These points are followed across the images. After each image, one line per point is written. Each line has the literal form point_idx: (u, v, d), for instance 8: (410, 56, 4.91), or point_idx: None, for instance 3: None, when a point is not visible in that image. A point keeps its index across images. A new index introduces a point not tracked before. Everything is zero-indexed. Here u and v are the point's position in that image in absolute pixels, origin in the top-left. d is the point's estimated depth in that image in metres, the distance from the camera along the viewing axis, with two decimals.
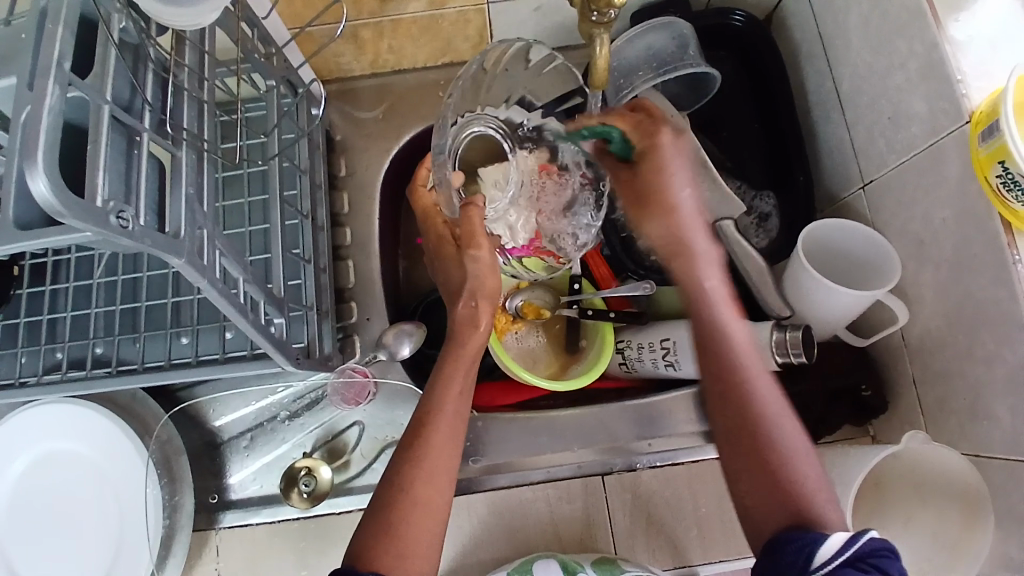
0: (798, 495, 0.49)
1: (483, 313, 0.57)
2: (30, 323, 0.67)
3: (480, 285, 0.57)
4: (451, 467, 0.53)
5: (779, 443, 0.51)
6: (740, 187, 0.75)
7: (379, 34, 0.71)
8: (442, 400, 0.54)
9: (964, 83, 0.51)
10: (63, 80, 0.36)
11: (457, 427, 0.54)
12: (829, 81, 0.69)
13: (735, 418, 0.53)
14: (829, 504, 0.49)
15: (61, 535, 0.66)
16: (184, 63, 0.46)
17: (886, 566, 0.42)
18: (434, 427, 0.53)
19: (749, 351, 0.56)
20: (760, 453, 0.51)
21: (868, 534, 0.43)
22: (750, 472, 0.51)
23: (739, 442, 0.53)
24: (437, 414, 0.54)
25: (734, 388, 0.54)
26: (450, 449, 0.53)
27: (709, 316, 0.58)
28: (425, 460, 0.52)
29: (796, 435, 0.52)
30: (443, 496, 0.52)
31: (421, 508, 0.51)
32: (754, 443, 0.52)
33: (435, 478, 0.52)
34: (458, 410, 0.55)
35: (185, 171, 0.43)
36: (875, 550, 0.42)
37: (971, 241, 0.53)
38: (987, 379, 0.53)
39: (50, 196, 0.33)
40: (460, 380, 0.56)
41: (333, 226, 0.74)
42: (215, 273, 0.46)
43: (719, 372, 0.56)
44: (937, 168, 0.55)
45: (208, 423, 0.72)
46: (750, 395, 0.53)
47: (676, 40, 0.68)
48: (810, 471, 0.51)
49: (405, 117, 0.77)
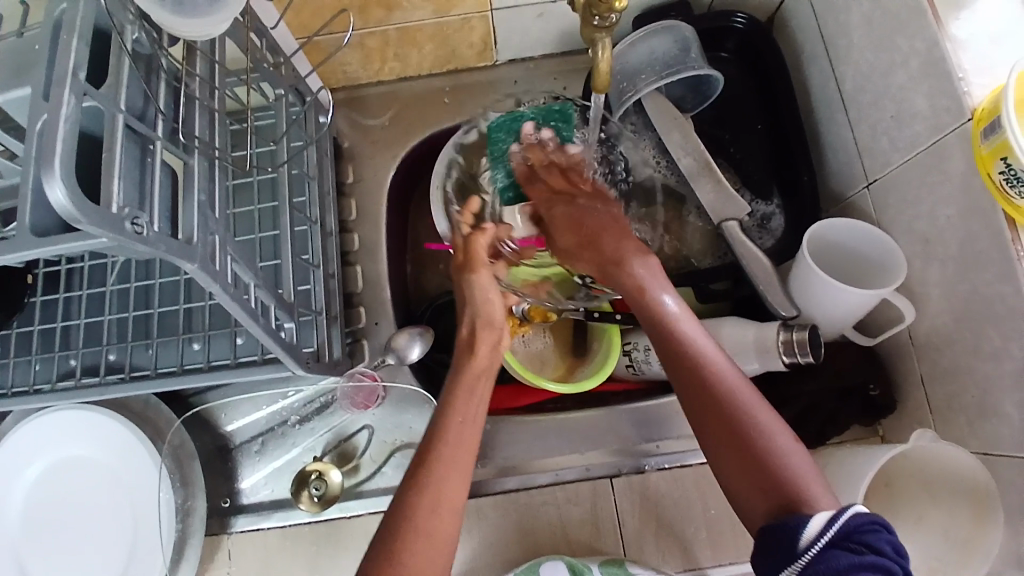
0: (782, 478, 0.47)
1: (489, 338, 0.59)
2: (45, 331, 0.68)
3: (485, 311, 0.60)
4: (462, 492, 0.51)
5: (754, 426, 0.49)
6: (743, 187, 0.76)
7: (386, 43, 0.73)
8: (451, 426, 0.53)
9: (966, 80, 0.52)
10: (78, 89, 0.37)
11: (461, 452, 0.53)
12: (832, 81, 0.69)
13: (704, 410, 0.51)
14: (814, 481, 0.47)
15: (77, 540, 0.67)
16: (196, 73, 0.47)
17: (874, 541, 0.40)
18: (439, 453, 0.52)
19: (717, 360, 0.52)
20: (739, 441, 0.49)
21: (847, 509, 0.42)
22: (729, 464, 0.49)
23: (715, 432, 0.50)
24: (445, 440, 0.53)
25: (696, 381, 0.52)
26: (461, 473, 0.52)
27: (665, 339, 0.55)
28: (434, 484, 0.51)
29: (770, 415, 0.50)
30: (452, 526, 0.50)
31: (427, 533, 0.49)
32: (728, 431, 0.50)
33: (445, 504, 0.50)
34: (461, 435, 0.53)
35: (198, 178, 0.44)
36: (860, 526, 0.41)
37: (976, 237, 0.53)
38: (995, 375, 0.53)
39: (67, 203, 0.34)
40: (469, 405, 0.55)
41: (341, 232, 0.75)
42: (226, 278, 0.47)
43: (678, 370, 0.53)
44: (941, 166, 0.55)
45: (220, 428, 0.73)
46: (715, 383, 0.51)
47: (679, 43, 0.69)
48: (789, 448, 0.49)
49: (413, 123, 0.78)
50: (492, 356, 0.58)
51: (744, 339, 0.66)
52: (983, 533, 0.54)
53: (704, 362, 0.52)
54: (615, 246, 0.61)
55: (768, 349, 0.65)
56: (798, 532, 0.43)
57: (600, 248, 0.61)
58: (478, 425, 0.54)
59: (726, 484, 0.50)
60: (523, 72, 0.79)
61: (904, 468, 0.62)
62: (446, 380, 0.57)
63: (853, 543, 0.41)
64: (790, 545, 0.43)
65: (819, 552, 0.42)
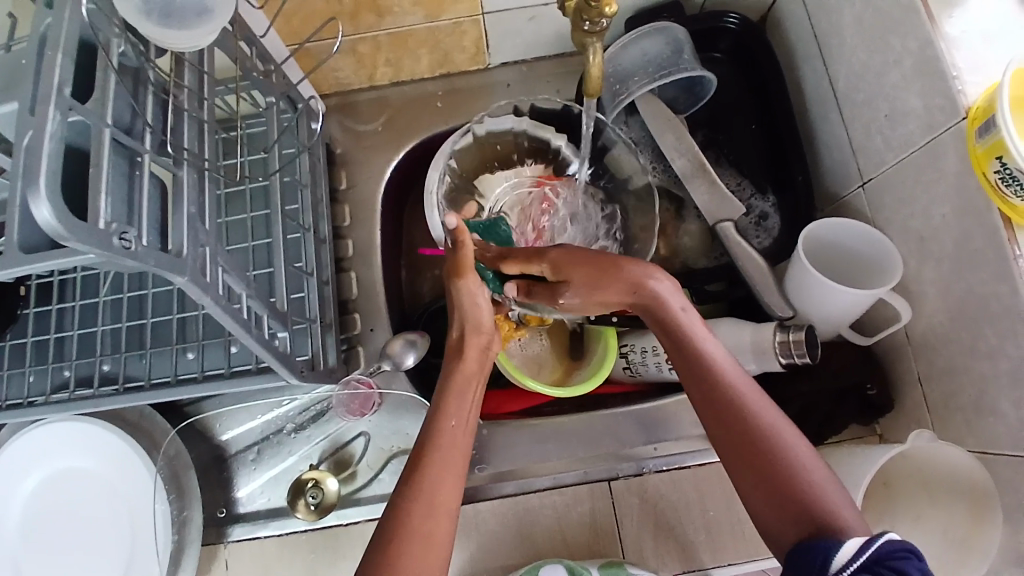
0: (812, 503, 0.47)
1: (472, 344, 0.59)
2: (38, 343, 0.67)
3: (473, 318, 0.59)
4: (456, 494, 0.52)
5: (780, 450, 0.49)
6: (740, 185, 0.76)
7: (377, 48, 0.72)
8: (444, 428, 0.54)
9: (960, 78, 0.51)
10: (63, 106, 0.37)
11: (453, 453, 0.53)
12: (826, 80, 0.69)
13: (731, 436, 0.51)
14: (846, 507, 0.46)
15: (73, 552, 0.67)
16: (184, 84, 0.46)
17: (903, 567, 0.40)
18: (432, 455, 0.53)
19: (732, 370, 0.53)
20: (766, 467, 0.49)
21: (882, 537, 0.41)
22: (756, 489, 0.49)
23: (743, 457, 0.50)
24: (437, 440, 0.53)
25: (723, 407, 0.51)
26: (454, 474, 0.52)
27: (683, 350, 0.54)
28: (427, 484, 0.51)
29: (798, 438, 0.50)
30: (446, 529, 0.50)
31: (421, 534, 0.49)
32: (755, 456, 0.49)
33: (439, 506, 0.50)
34: (454, 438, 0.54)
35: (187, 191, 0.44)
36: (892, 553, 0.40)
37: (971, 236, 0.52)
38: (992, 374, 0.53)
39: (53, 221, 0.34)
40: (459, 405, 0.56)
41: (334, 239, 0.75)
42: (218, 290, 0.46)
43: (706, 397, 0.52)
44: (935, 165, 0.55)
45: (216, 437, 0.72)
46: (742, 408, 0.51)
47: (672, 45, 0.69)
48: (819, 474, 0.48)
49: (406, 128, 0.77)
50: (480, 358, 0.60)
51: (741, 341, 0.66)
52: (981, 532, 0.54)
53: (730, 386, 0.52)
54: (637, 270, 0.56)
55: (764, 350, 0.65)
56: (829, 555, 0.43)
57: (620, 275, 0.56)
58: (468, 428, 0.56)
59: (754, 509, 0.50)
60: (516, 74, 0.78)
61: (902, 468, 0.63)
62: (438, 385, 0.58)
63: (887, 568, 0.40)
64: (819, 566, 0.43)
65: (851, 575, 0.41)
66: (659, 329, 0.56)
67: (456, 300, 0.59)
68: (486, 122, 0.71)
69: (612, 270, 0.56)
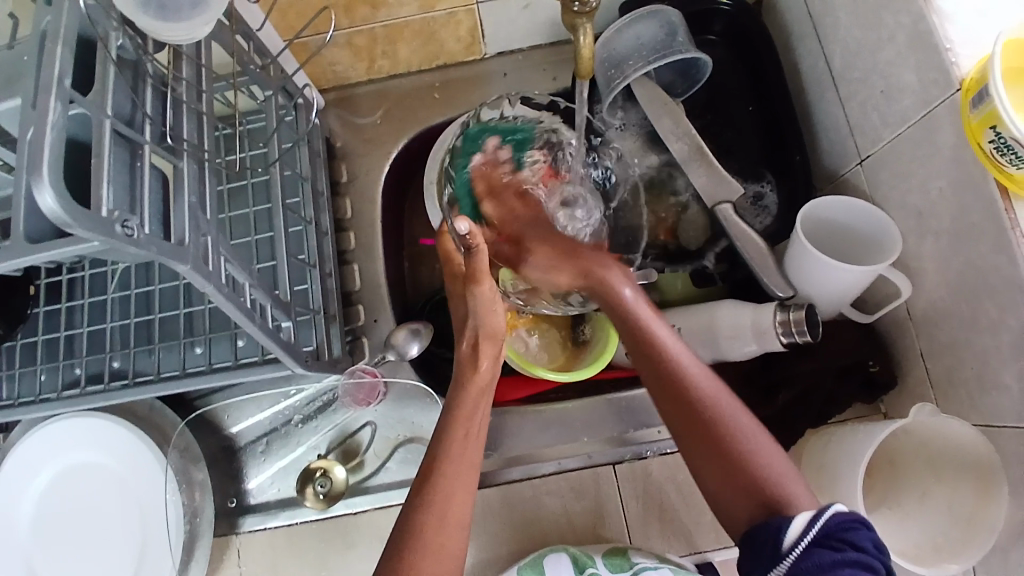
0: (761, 479, 0.50)
1: (486, 353, 0.58)
2: (49, 340, 0.69)
3: (485, 323, 0.58)
4: (466, 508, 0.53)
5: (730, 428, 0.53)
6: (739, 168, 0.76)
7: (373, 40, 0.73)
8: (454, 442, 0.55)
9: (953, 51, 0.51)
10: (65, 97, 0.38)
11: (465, 469, 0.54)
12: (822, 60, 0.69)
13: (682, 416, 0.54)
14: (792, 480, 0.50)
15: (88, 545, 0.68)
16: (183, 77, 0.47)
17: (856, 540, 0.43)
18: (442, 469, 0.53)
19: (681, 355, 0.56)
20: (721, 447, 0.52)
21: (830, 510, 0.45)
22: (711, 469, 0.52)
23: (698, 443, 0.53)
24: (450, 455, 0.54)
25: (676, 388, 0.55)
26: (465, 486, 0.53)
27: (632, 331, 0.58)
28: (437, 502, 0.52)
29: (744, 418, 0.53)
30: (458, 540, 0.52)
31: (435, 548, 0.50)
32: (705, 431, 0.53)
33: (449, 520, 0.52)
34: (466, 452, 0.54)
35: (188, 181, 0.45)
36: (841, 525, 0.44)
37: (969, 208, 0.52)
38: (994, 345, 0.53)
39: (56, 208, 0.35)
40: (473, 416, 0.56)
41: (336, 232, 0.76)
42: (221, 279, 0.47)
43: (661, 382, 0.56)
44: (931, 138, 0.55)
45: (225, 430, 0.73)
46: (692, 390, 0.54)
47: (665, 28, 0.69)
48: (766, 447, 0.52)
49: (405, 119, 0.78)
50: (492, 368, 0.58)
51: (741, 322, 0.66)
52: (985, 506, 0.53)
53: (682, 367, 0.55)
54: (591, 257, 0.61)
55: (765, 331, 0.65)
56: (781, 534, 0.46)
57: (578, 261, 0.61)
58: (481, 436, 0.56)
59: (708, 486, 0.53)
60: (512, 64, 0.79)
61: (907, 447, 0.63)
62: (448, 398, 0.58)
63: (835, 539, 0.44)
64: (774, 546, 0.46)
65: (802, 552, 0.44)
66: (614, 313, 0.60)
67: (470, 308, 0.57)
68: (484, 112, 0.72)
69: (571, 252, 0.62)
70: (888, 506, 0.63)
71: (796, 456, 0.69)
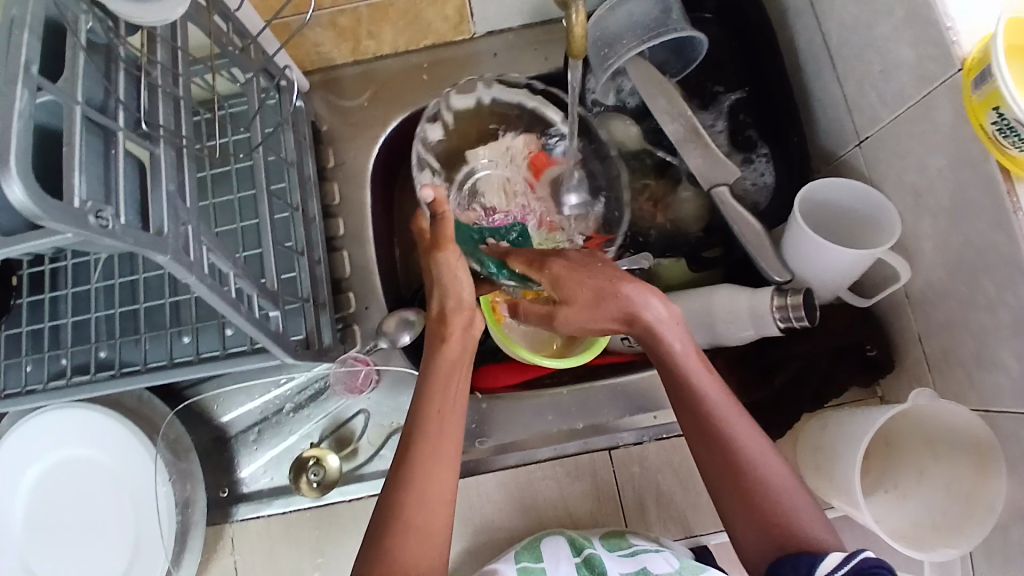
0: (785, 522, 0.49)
1: (454, 330, 0.56)
2: (34, 332, 0.68)
3: (448, 291, 0.56)
4: (449, 483, 0.53)
5: (758, 473, 0.51)
6: (734, 149, 0.74)
7: (358, 21, 0.74)
8: (431, 421, 0.54)
9: (952, 30, 0.49)
10: (32, 84, 0.36)
11: (443, 446, 0.53)
12: (818, 36, 0.67)
13: (716, 461, 0.52)
14: (816, 522, 0.49)
15: (81, 537, 0.67)
16: (157, 60, 0.45)
17: None
18: (418, 448, 0.53)
19: (719, 400, 0.53)
20: (749, 493, 0.51)
21: (864, 552, 0.44)
22: (738, 510, 0.51)
23: (730, 491, 0.52)
24: (429, 434, 0.53)
25: (708, 431, 0.53)
26: (445, 464, 0.53)
27: (671, 378, 0.54)
28: (419, 483, 0.51)
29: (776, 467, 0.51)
30: (443, 519, 0.52)
31: (421, 529, 0.51)
32: (737, 480, 0.51)
33: (431, 498, 0.51)
34: (441, 430, 0.54)
35: (165, 168, 0.43)
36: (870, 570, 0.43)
37: (968, 188, 0.51)
38: (991, 325, 0.52)
39: (25, 199, 0.33)
40: (449, 392, 0.55)
41: (325, 218, 0.74)
42: (203, 269, 0.46)
43: (691, 422, 0.54)
44: (930, 117, 0.54)
45: (216, 420, 0.73)
46: (726, 436, 0.52)
47: (658, 5, 0.67)
48: (791, 490, 0.51)
49: (391, 101, 0.76)
50: (464, 340, 0.57)
51: (737, 307, 0.65)
52: (983, 487, 0.53)
53: (716, 411, 0.53)
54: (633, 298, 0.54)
55: (761, 315, 0.64)
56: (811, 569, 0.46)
57: (610, 306, 0.54)
58: (460, 412, 0.55)
59: (729, 521, 0.52)
60: (502, 43, 0.76)
61: (905, 429, 0.63)
62: (421, 375, 0.56)
63: None
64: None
65: None
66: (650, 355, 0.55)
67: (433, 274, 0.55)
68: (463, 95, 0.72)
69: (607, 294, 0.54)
70: (886, 488, 0.63)
71: (791, 441, 0.70)
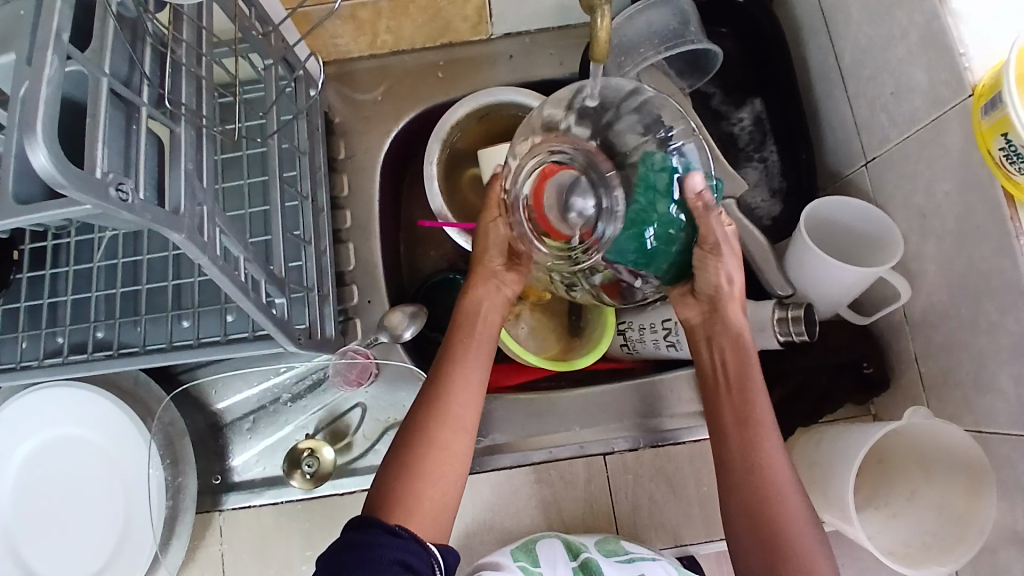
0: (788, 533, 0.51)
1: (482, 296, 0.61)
2: (31, 307, 0.67)
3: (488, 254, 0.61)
4: (457, 464, 0.55)
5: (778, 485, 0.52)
6: (743, 164, 0.76)
7: (377, 14, 0.73)
8: (451, 395, 0.57)
9: (966, 55, 0.51)
10: (62, 52, 0.36)
11: (461, 421, 0.56)
12: (831, 57, 0.68)
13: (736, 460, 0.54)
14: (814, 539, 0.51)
15: (67, 517, 0.66)
16: (183, 38, 0.45)
17: None
18: (439, 421, 0.56)
19: (767, 412, 0.55)
20: (765, 497, 0.52)
21: None
22: (746, 511, 0.52)
23: (741, 493, 0.53)
24: (447, 408, 0.56)
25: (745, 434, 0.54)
26: (461, 442, 0.56)
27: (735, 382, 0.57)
28: (433, 455, 0.55)
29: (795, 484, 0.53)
30: (453, 492, 0.55)
31: (430, 498, 0.54)
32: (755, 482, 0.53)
33: (443, 473, 0.54)
34: (462, 405, 0.57)
35: (185, 147, 0.43)
36: None
37: (973, 210, 0.52)
38: (990, 348, 0.53)
39: (49, 167, 0.33)
40: (469, 366, 0.58)
41: (332, 209, 0.74)
42: (216, 250, 0.45)
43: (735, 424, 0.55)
44: (939, 140, 0.55)
45: (211, 406, 0.72)
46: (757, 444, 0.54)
47: (678, 16, 0.68)
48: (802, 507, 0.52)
49: (404, 96, 0.77)
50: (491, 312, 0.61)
51: None
52: (975, 505, 0.54)
53: (760, 422, 0.54)
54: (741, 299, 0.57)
55: (762, 328, 0.65)
56: None
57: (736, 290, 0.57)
58: (478, 394, 0.57)
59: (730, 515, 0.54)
60: (517, 46, 0.77)
61: (899, 447, 0.64)
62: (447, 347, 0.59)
63: None
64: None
65: None
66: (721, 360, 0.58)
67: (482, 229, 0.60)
68: (491, 93, 0.70)
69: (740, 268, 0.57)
70: (876, 506, 0.63)
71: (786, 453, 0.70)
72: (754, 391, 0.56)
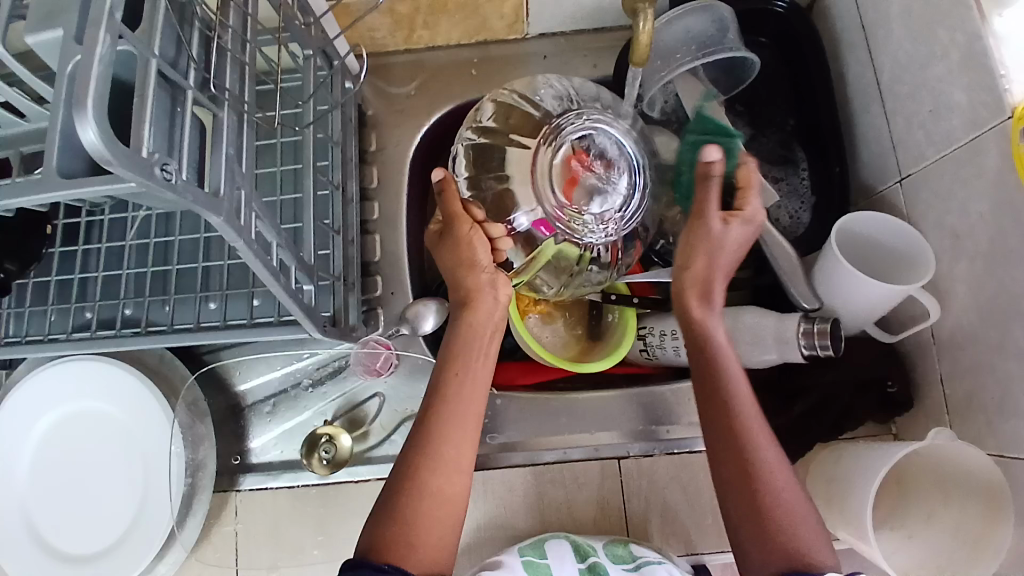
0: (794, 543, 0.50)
1: (473, 302, 0.59)
2: (63, 282, 0.68)
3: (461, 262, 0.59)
4: (461, 462, 0.55)
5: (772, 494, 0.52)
6: (773, 176, 0.75)
7: (415, 9, 0.72)
8: (442, 404, 0.57)
9: (1007, 76, 0.50)
10: (115, 31, 0.36)
11: (460, 421, 0.56)
12: (870, 72, 0.67)
13: (731, 478, 0.54)
14: (820, 544, 0.50)
15: (87, 490, 0.68)
16: (229, 24, 0.46)
17: None
18: (436, 425, 0.56)
19: (750, 419, 0.55)
20: (760, 509, 0.52)
21: None
22: (748, 527, 0.52)
23: (740, 509, 0.53)
24: (440, 444, 0.55)
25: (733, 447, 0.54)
26: (462, 441, 0.56)
27: (710, 388, 0.57)
28: (428, 465, 0.54)
29: (788, 488, 0.52)
30: (457, 489, 0.55)
31: (433, 513, 0.53)
32: (749, 496, 0.52)
33: (444, 471, 0.54)
34: (460, 407, 0.57)
35: (226, 131, 0.44)
36: None
37: (1008, 234, 0.51)
38: (1018, 374, 0.52)
39: (98, 144, 0.34)
40: (462, 405, 0.57)
41: (361, 200, 0.75)
42: (251, 234, 0.46)
43: (719, 438, 0.55)
44: (977, 161, 0.54)
45: (233, 388, 0.73)
46: (747, 455, 0.53)
47: (717, 23, 0.67)
48: (804, 513, 0.51)
49: (437, 92, 0.77)
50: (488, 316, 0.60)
51: (762, 329, 0.65)
52: (991, 529, 0.54)
53: (741, 431, 0.54)
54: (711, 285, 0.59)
55: (786, 340, 0.64)
56: None
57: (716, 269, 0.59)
58: (473, 401, 0.57)
59: (737, 537, 0.53)
60: (553, 47, 0.77)
61: (919, 472, 0.62)
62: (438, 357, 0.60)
63: None
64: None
65: None
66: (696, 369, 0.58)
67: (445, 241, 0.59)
68: None
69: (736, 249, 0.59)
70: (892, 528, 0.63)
71: (803, 467, 0.70)
72: (728, 396, 0.56)
